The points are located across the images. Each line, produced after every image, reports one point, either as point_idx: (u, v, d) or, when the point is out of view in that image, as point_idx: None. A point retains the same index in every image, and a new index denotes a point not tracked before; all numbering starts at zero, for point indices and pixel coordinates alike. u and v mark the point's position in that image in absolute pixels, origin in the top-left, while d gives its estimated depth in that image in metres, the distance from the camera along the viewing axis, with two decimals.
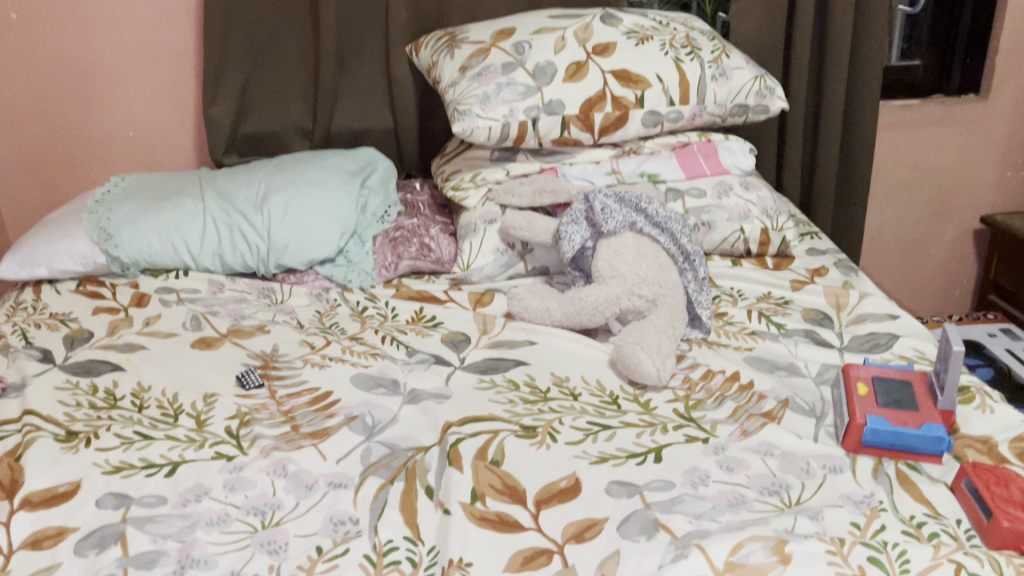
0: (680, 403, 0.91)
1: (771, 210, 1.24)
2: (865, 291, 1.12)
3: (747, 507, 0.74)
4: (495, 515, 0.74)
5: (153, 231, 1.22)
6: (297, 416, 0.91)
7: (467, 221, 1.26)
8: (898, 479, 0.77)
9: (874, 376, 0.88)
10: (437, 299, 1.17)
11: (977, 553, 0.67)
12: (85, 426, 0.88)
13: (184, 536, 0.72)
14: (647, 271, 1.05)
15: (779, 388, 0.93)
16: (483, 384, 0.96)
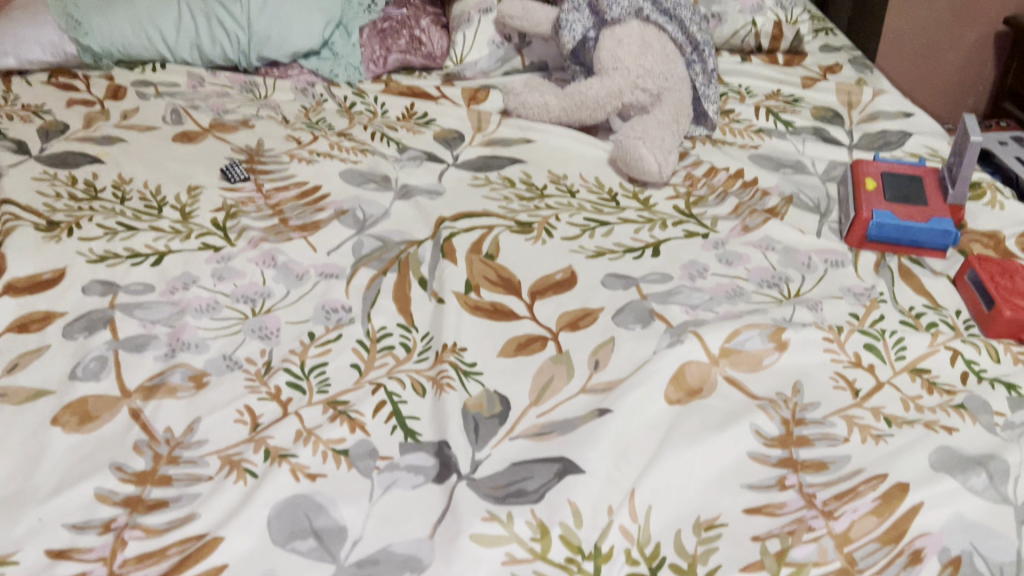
0: (681, 200, 0.88)
1: (786, 1, 1.16)
2: (880, 90, 1.07)
3: (745, 298, 0.73)
4: (490, 305, 0.73)
5: (125, 19, 1.15)
6: (286, 209, 0.88)
7: (461, 12, 1.19)
8: (900, 273, 0.76)
9: (884, 172, 0.85)
10: (429, 96, 1.11)
11: (975, 341, 0.66)
12: (67, 217, 0.85)
13: (173, 322, 0.71)
14: (652, 64, 0.98)
15: (783, 186, 0.89)
16: (477, 181, 0.92)
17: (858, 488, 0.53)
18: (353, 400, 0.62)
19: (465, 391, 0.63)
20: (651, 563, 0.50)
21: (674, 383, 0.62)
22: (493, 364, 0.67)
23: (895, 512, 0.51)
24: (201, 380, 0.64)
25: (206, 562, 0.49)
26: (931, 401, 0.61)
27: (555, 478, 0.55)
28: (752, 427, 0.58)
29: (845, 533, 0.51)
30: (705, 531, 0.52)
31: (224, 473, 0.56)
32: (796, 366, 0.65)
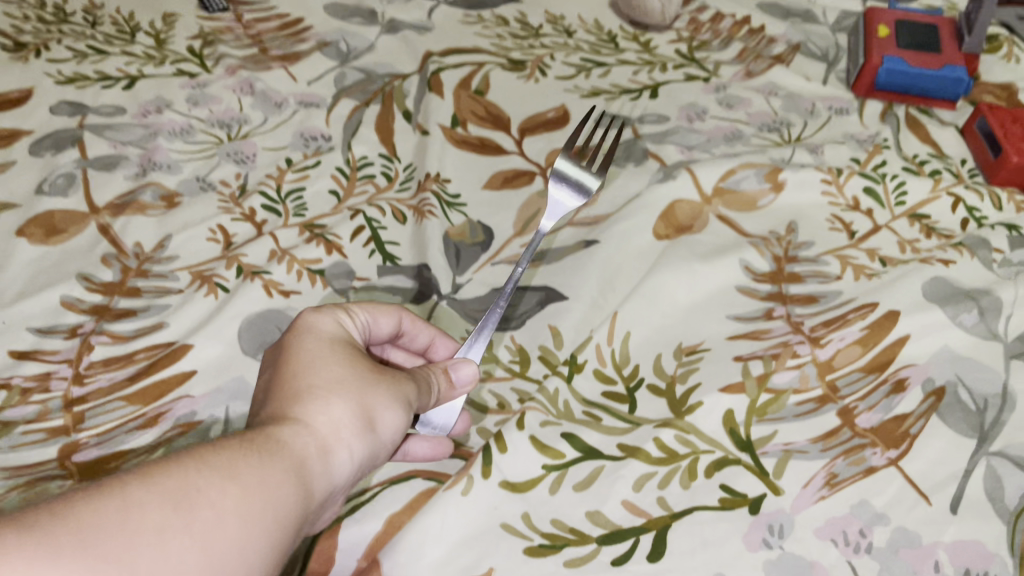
0: (683, 44, 0.84)
1: None
2: None
3: (744, 142, 0.70)
4: (477, 141, 0.69)
5: None
6: (266, 40, 0.83)
7: None
8: (906, 121, 0.72)
9: (899, 19, 0.80)
10: None
11: (979, 188, 0.64)
12: (35, 39, 0.80)
13: (145, 144, 0.67)
14: None
15: (791, 34, 0.85)
16: (469, 19, 0.87)
17: (847, 317, 0.52)
18: (331, 224, 0.59)
19: (447, 220, 0.61)
20: (629, 384, 0.49)
21: (663, 219, 0.60)
22: (478, 196, 0.64)
23: (881, 342, 0.50)
24: (173, 200, 0.62)
25: (176, 367, 0.48)
26: (928, 244, 0.59)
27: (538, 308, 0.54)
28: (741, 262, 0.56)
29: (829, 362, 0.50)
30: (686, 356, 0.51)
31: (195, 287, 0.54)
32: (792, 207, 0.62)
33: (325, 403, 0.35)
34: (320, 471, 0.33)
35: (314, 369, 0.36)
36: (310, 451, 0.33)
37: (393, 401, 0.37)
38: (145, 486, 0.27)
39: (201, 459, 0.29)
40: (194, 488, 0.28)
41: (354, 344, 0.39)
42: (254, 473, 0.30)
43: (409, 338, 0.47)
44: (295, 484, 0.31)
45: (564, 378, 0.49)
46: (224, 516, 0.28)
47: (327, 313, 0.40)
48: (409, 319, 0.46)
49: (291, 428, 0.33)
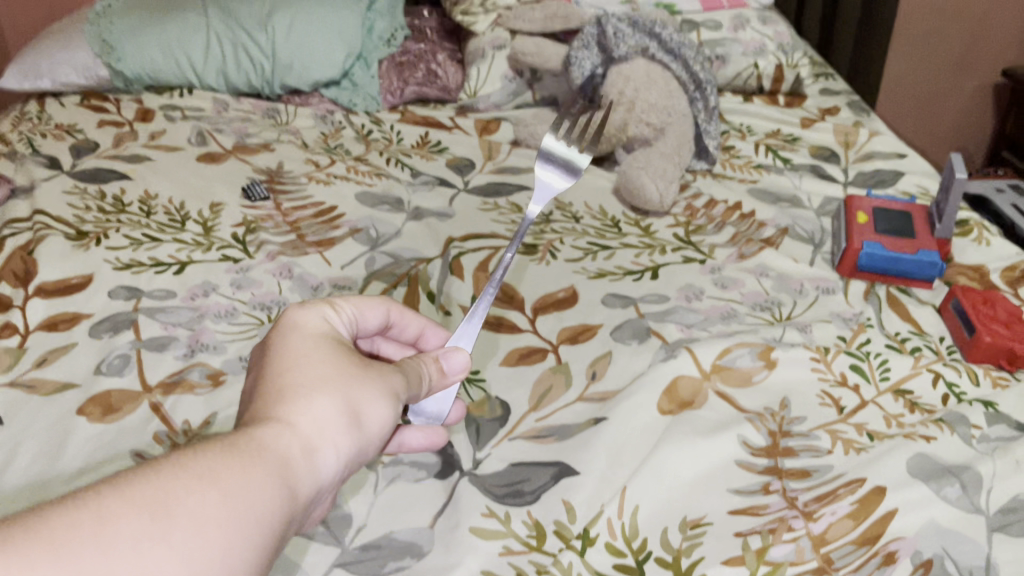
0: (680, 228, 0.92)
1: (787, 46, 1.22)
2: (876, 131, 1.11)
3: (738, 320, 0.76)
4: (495, 318, 0.76)
5: (155, 45, 1.20)
6: (303, 227, 0.92)
7: (476, 47, 1.25)
8: (887, 300, 0.79)
9: (875, 207, 0.88)
10: (442, 126, 1.17)
11: (956, 365, 0.70)
12: (95, 227, 0.89)
13: (193, 325, 0.74)
14: (657, 98, 1.03)
15: (780, 218, 0.93)
16: (486, 207, 0.96)
17: (838, 491, 0.56)
18: None
19: (467, 396, 0.67)
20: (638, 556, 0.53)
21: (666, 395, 0.65)
22: (496, 372, 0.69)
23: (870, 516, 0.54)
24: (217, 379, 0.68)
25: None
26: (912, 419, 0.64)
27: (551, 481, 0.58)
28: (739, 437, 0.61)
29: (822, 534, 0.53)
30: (690, 528, 0.55)
31: None
32: (784, 383, 0.68)
33: (308, 399, 0.36)
34: (306, 469, 0.34)
35: (297, 368, 0.38)
36: (295, 452, 0.34)
37: (376, 396, 0.39)
38: (118, 503, 0.27)
39: (180, 469, 0.30)
40: (172, 500, 0.28)
41: (338, 338, 0.41)
42: (236, 477, 0.31)
43: (399, 330, 0.51)
44: (277, 484, 0.32)
45: (578, 550, 0.53)
46: (207, 521, 0.28)
47: (310, 306, 0.42)
48: (396, 310, 0.49)
49: (274, 429, 0.34)
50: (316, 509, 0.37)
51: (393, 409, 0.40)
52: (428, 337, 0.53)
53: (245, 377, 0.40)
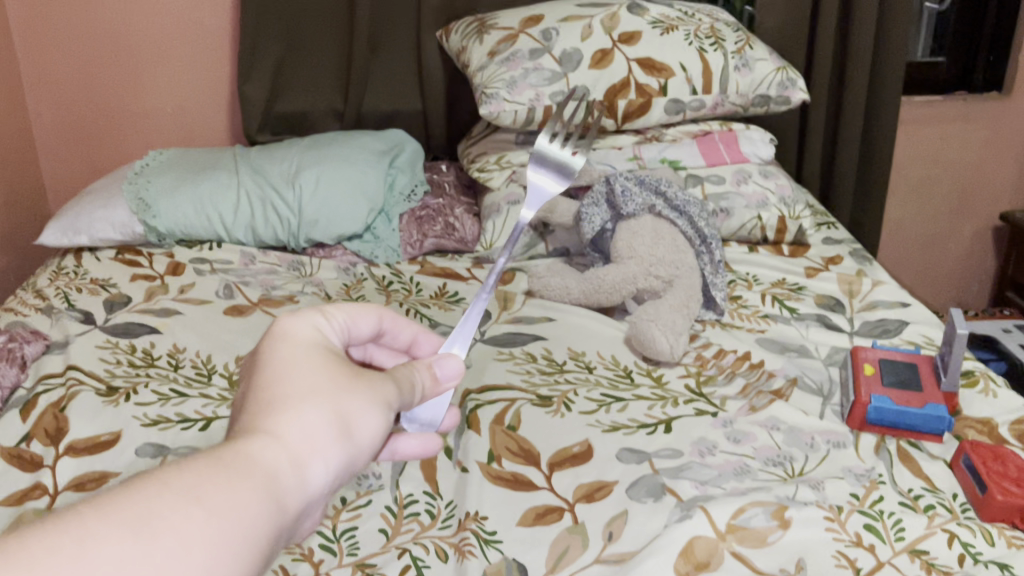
0: (691, 379, 0.94)
1: (788, 198, 1.28)
2: (878, 279, 1.15)
3: (752, 475, 0.77)
4: (511, 475, 0.77)
5: (189, 204, 1.27)
6: None
7: (492, 202, 1.32)
8: (899, 455, 0.80)
9: (881, 358, 0.90)
10: (460, 276, 1.22)
11: (971, 524, 0.70)
12: (125, 382, 0.92)
13: None
14: (664, 253, 1.08)
15: (788, 369, 0.96)
16: (501, 356, 0.99)
17: None
18: (381, 563, 0.67)
19: (485, 558, 0.68)
20: None
21: (683, 557, 0.66)
22: (513, 532, 0.70)
23: None
24: None
25: None
26: None
27: None
28: None
29: None
30: None
31: None
32: (800, 543, 0.68)
33: (297, 414, 0.40)
34: (294, 478, 0.38)
35: (288, 384, 0.41)
36: (283, 463, 0.38)
37: (363, 407, 0.43)
38: (110, 516, 0.30)
39: (165, 484, 0.33)
40: (162, 511, 0.31)
41: (324, 352, 0.45)
42: (221, 490, 0.34)
43: (392, 338, 0.55)
44: (264, 492, 0.36)
45: None
46: (190, 529, 0.31)
47: (302, 318, 0.46)
48: (389, 318, 0.53)
49: (264, 443, 0.38)
50: (310, 519, 0.41)
51: (379, 419, 0.43)
52: (420, 344, 0.57)
53: (236, 394, 0.44)
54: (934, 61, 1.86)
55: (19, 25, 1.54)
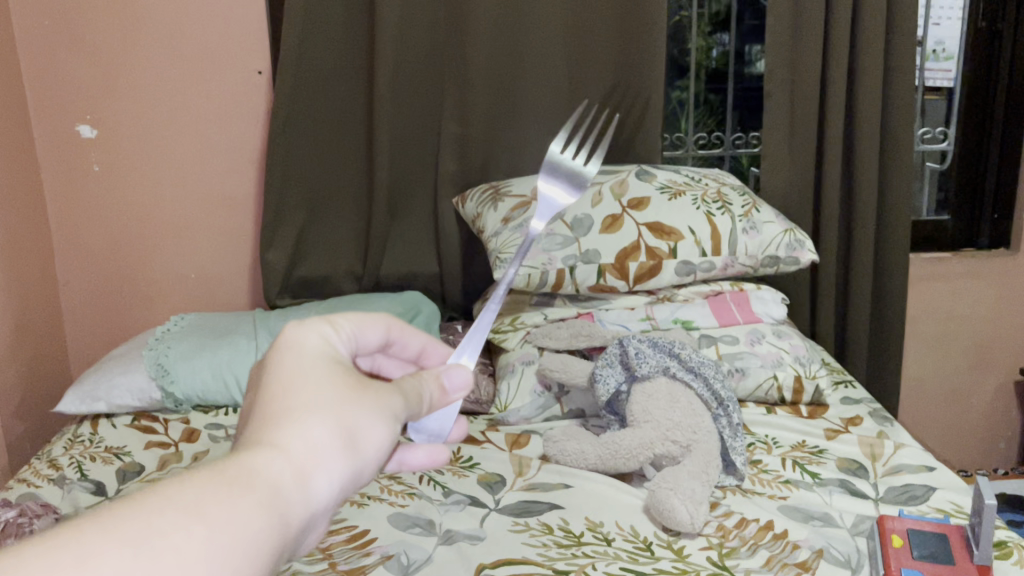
0: (713, 550, 0.91)
1: (803, 358, 1.28)
2: (900, 442, 1.13)
3: None
4: None
5: (206, 369, 1.28)
6: (334, 553, 0.92)
7: (506, 362, 1.32)
8: None
9: (910, 527, 0.87)
10: (474, 439, 1.20)
11: None
12: None
13: None
14: (681, 417, 1.06)
15: (813, 539, 0.92)
16: (517, 526, 0.97)
17: None
18: None
19: None
20: None
21: None
22: None
23: None
24: None
25: None
26: None
27: None
28: None
29: None
30: None
31: None
32: None
33: (301, 428, 0.45)
34: (296, 489, 0.42)
35: (293, 396, 0.46)
36: (286, 475, 0.42)
37: (363, 422, 0.47)
38: (107, 534, 0.34)
39: (167, 501, 0.37)
40: (159, 528, 0.35)
41: (328, 362, 0.50)
42: (223, 502, 0.38)
43: (403, 346, 0.61)
44: (264, 503, 0.40)
45: None
46: (192, 543, 0.36)
47: (309, 329, 0.51)
48: (396, 327, 0.59)
49: (268, 455, 0.43)
50: (317, 526, 0.45)
51: (378, 429, 0.48)
52: (428, 354, 0.63)
53: (246, 402, 0.49)
54: (938, 218, 1.90)
55: (56, 196, 1.62)
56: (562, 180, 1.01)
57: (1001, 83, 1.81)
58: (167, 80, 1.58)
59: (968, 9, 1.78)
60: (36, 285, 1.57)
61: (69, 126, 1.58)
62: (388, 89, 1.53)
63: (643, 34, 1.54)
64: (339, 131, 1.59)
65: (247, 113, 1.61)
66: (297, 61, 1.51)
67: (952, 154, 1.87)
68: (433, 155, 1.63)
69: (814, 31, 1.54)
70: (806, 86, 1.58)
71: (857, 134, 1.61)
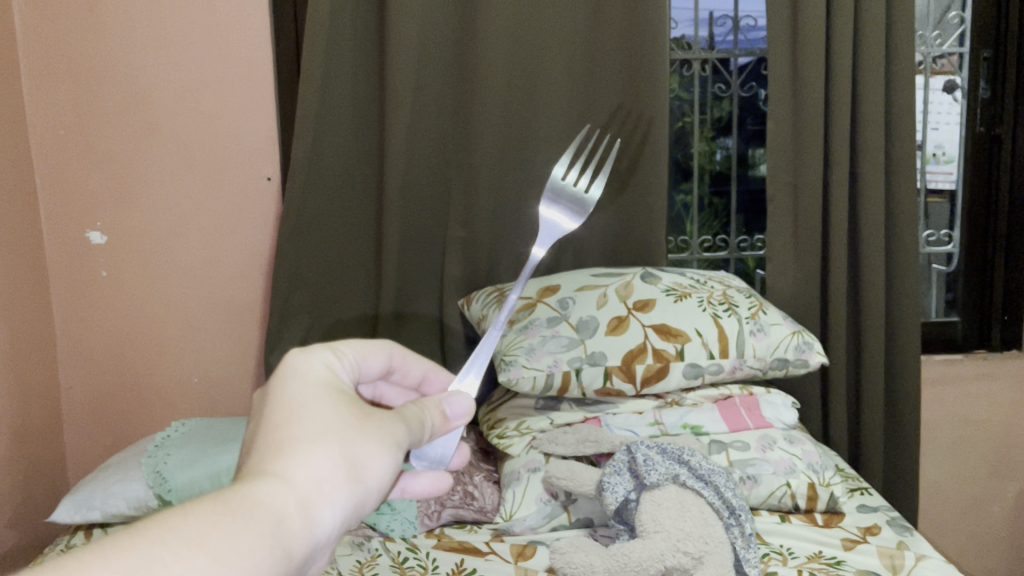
0: None
1: (816, 464, 1.25)
2: (921, 552, 1.09)
3: None
4: None
5: (203, 476, 1.24)
6: None
7: (511, 469, 1.29)
8: None
9: None
10: (478, 550, 1.16)
11: None
12: None
13: None
14: (691, 527, 1.02)
15: None
16: None
17: None
18: None
19: None
20: None
21: None
22: None
23: None
24: None
25: None
26: None
27: None
28: None
29: None
30: None
31: None
32: None
33: (304, 459, 0.50)
34: (300, 516, 0.47)
35: (294, 430, 0.52)
36: (291, 504, 0.47)
37: (362, 453, 0.53)
38: (105, 567, 0.38)
39: (173, 530, 0.41)
40: (162, 560, 0.39)
41: (328, 396, 0.56)
42: (228, 532, 0.43)
43: (406, 374, 0.74)
44: (269, 531, 0.45)
45: None
46: (193, 572, 0.40)
47: (308, 365, 0.58)
48: (397, 355, 0.70)
49: (274, 484, 0.48)
50: (323, 551, 0.51)
51: (376, 458, 0.54)
52: (431, 383, 0.76)
53: (250, 435, 0.54)
54: (948, 320, 1.89)
55: (63, 301, 1.63)
56: (566, 206, 1.08)
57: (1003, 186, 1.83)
58: (178, 187, 1.61)
59: (965, 115, 1.81)
60: (37, 389, 1.56)
61: (80, 232, 1.61)
62: (395, 192, 1.55)
63: (643, 142, 1.57)
64: (347, 234, 1.61)
65: (255, 217, 1.63)
66: (306, 167, 1.54)
67: (959, 255, 1.88)
68: (440, 257, 1.64)
69: (814, 137, 1.56)
70: (808, 189, 1.59)
71: (862, 236, 1.61)
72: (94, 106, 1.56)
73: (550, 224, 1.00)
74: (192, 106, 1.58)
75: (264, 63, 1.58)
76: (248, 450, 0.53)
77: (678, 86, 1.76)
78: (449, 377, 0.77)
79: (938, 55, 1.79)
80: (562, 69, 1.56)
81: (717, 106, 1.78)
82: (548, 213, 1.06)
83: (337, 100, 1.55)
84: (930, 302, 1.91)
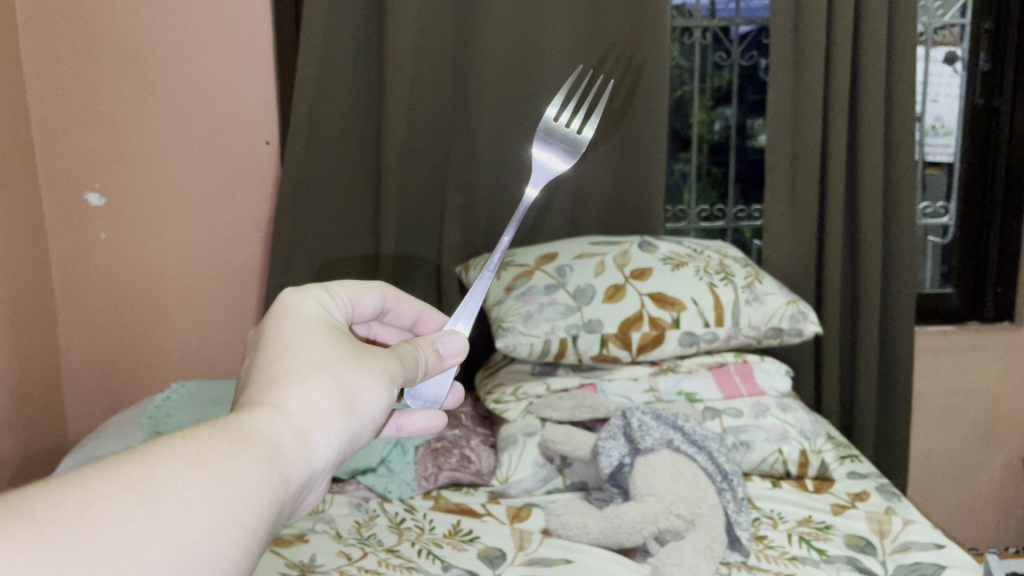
0: None
1: (808, 431, 1.27)
2: (908, 518, 1.11)
3: None
4: None
5: None
6: None
7: (508, 434, 1.30)
8: None
9: None
10: (475, 513, 1.18)
11: None
12: None
13: None
14: (684, 490, 1.04)
15: None
16: None
17: None
18: None
19: None
20: None
21: None
22: None
23: None
24: None
25: None
26: None
27: None
28: None
29: None
30: None
31: None
32: None
33: (300, 389, 0.51)
34: (298, 443, 0.48)
35: (290, 362, 0.53)
36: (289, 432, 0.48)
37: (356, 386, 0.54)
38: (111, 484, 0.39)
39: (173, 450, 0.42)
40: (164, 479, 0.40)
41: (321, 333, 0.57)
42: (228, 455, 0.44)
43: (402, 314, 0.75)
44: (268, 456, 0.46)
45: None
46: (193, 490, 0.41)
47: (300, 305, 0.59)
48: (391, 297, 0.72)
49: (272, 411, 0.49)
50: (319, 482, 0.52)
51: (370, 392, 0.55)
52: (424, 321, 0.77)
53: (245, 370, 0.55)
54: (942, 292, 1.91)
55: (62, 263, 1.64)
56: (558, 145, 1.07)
57: (1001, 159, 1.83)
58: (176, 150, 1.61)
59: (965, 87, 1.81)
60: (37, 350, 1.57)
61: (79, 194, 1.61)
62: (394, 159, 1.55)
63: (633, 94, 1.58)
64: (345, 200, 1.61)
65: (254, 182, 1.63)
66: (305, 133, 1.54)
67: (954, 227, 1.89)
68: (438, 223, 1.65)
69: (814, 107, 1.56)
70: (807, 161, 1.59)
71: (860, 209, 1.62)
72: (92, 67, 1.56)
73: (540, 166, 1.00)
74: (190, 69, 1.57)
75: (262, 27, 1.56)
76: (244, 384, 0.54)
77: (679, 55, 1.76)
78: (442, 319, 0.78)
79: (940, 26, 1.78)
80: (562, 37, 1.56)
81: (717, 75, 1.77)
82: (540, 153, 1.05)
83: (337, 66, 1.54)
84: (925, 274, 1.92)
